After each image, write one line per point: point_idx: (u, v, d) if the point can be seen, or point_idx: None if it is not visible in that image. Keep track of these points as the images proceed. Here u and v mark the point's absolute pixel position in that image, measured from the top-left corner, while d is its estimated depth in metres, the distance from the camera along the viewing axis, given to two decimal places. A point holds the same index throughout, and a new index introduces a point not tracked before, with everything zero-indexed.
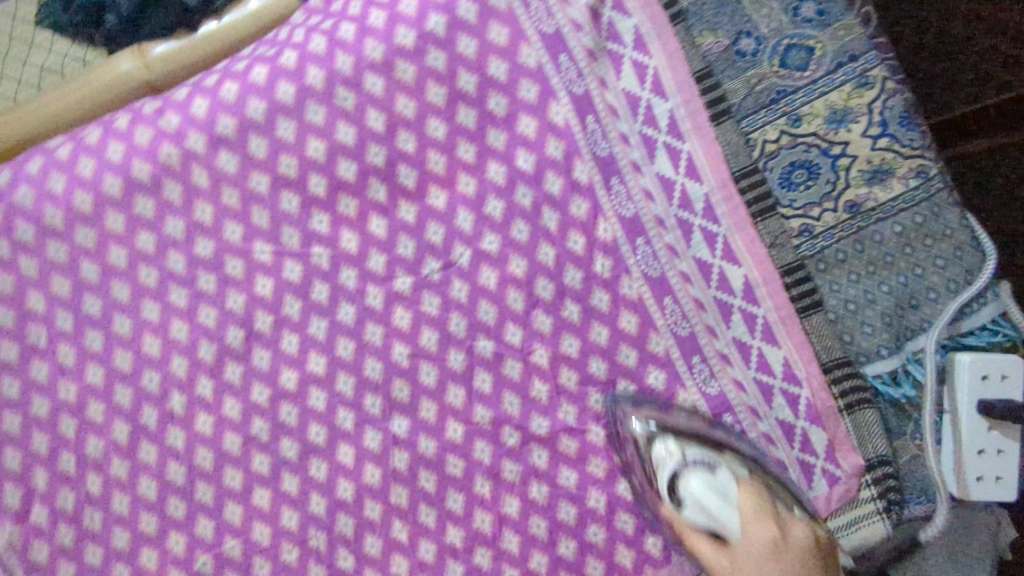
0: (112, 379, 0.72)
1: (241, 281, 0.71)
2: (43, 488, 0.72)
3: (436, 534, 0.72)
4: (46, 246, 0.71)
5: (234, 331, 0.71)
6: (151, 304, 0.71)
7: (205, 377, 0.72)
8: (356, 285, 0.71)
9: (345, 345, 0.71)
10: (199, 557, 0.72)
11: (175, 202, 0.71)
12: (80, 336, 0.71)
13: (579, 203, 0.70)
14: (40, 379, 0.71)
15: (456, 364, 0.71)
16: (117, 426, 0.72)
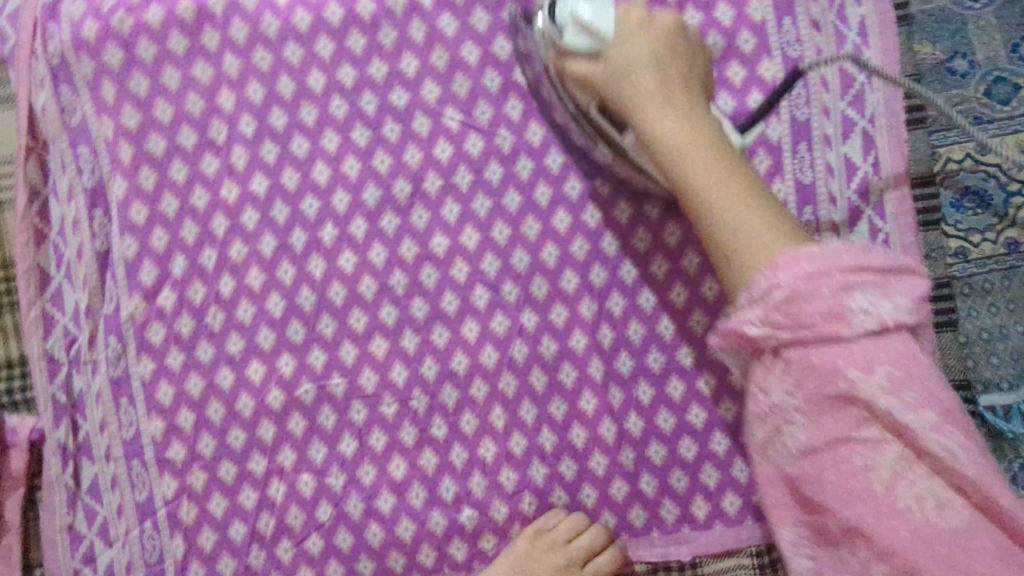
0: (274, 193, 0.74)
1: (425, 139, 0.74)
2: (179, 275, 0.73)
3: (530, 431, 0.74)
4: (251, 52, 0.73)
5: (402, 183, 0.74)
6: (332, 135, 0.74)
7: (361, 219, 0.74)
8: (529, 175, 0.75)
9: (501, 229, 0.75)
10: (303, 386, 0.74)
11: (385, 47, 0.74)
12: (257, 145, 0.74)
13: (761, 158, 0.73)
14: (208, 173, 0.74)
15: (597, 279, 0.75)
16: (265, 238, 0.74)
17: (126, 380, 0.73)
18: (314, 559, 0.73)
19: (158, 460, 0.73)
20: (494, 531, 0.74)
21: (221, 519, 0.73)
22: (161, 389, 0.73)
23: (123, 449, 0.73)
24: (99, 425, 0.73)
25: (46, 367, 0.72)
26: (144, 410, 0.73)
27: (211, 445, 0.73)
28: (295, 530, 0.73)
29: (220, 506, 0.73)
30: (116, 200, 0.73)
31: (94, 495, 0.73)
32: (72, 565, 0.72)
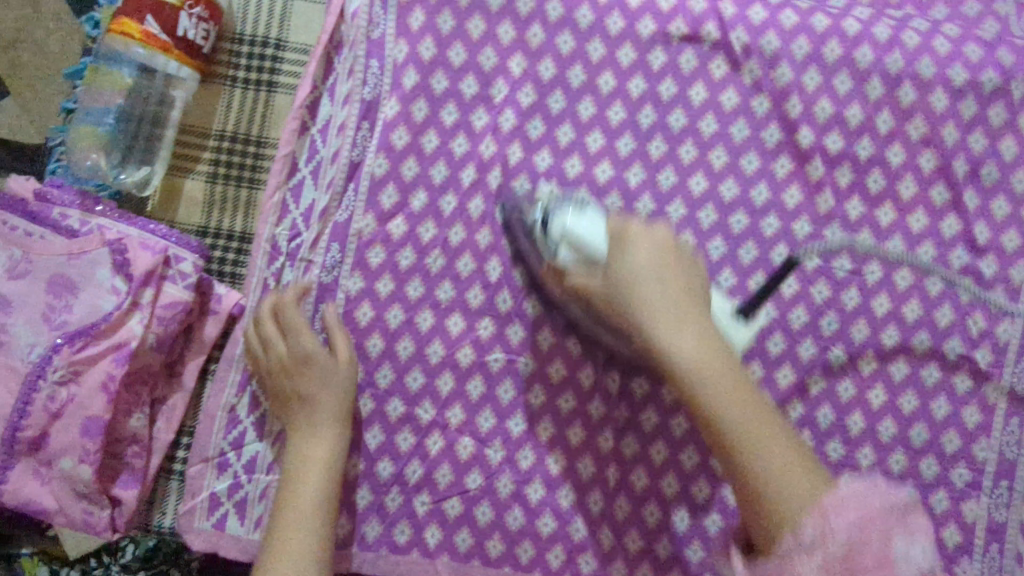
0: (526, 166, 0.75)
1: (685, 166, 0.75)
2: (415, 210, 0.76)
3: (689, 474, 0.74)
4: (557, 31, 0.75)
5: (646, 201, 0.75)
6: (598, 135, 0.75)
7: (597, 221, 0.75)
8: (772, 235, 0.74)
9: (726, 278, 0.74)
10: (494, 354, 0.75)
11: (682, 71, 0.75)
12: (528, 117, 0.75)
13: (998, 294, 0.74)
14: (475, 125, 0.76)
15: (804, 354, 0.74)
16: (503, 206, 0.75)
17: (333, 289, 0.74)
18: (447, 522, 0.74)
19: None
20: (624, 558, 0.73)
21: (373, 451, 0.74)
22: (361, 309, 0.75)
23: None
24: None
25: (266, 249, 0.74)
26: (338, 323, 0.74)
27: (387, 376, 0.75)
28: (438, 486, 0.74)
29: (377, 438, 0.74)
30: (385, 121, 0.75)
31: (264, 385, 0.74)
32: (220, 446, 0.73)
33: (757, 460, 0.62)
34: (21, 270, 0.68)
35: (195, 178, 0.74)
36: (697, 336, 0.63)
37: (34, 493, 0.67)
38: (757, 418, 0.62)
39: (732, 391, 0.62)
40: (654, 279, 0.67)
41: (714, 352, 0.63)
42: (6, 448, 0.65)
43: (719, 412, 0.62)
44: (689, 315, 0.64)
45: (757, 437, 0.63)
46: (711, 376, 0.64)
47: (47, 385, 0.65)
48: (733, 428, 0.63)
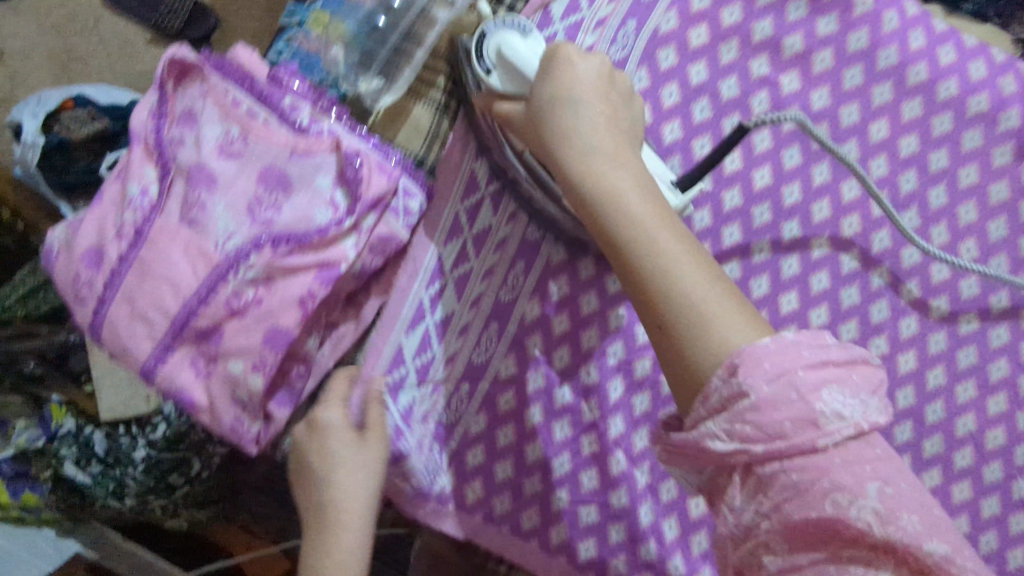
0: (767, 195, 0.70)
1: (932, 248, 0.70)
2: None
3: None
4: (849, 63, 0.69)
5: (882, 270, 0.70)
6: (853, 185, 0.70)
7: (824, 275, 0.70)
8: (998, 347, 0.69)
9: (935, 375, 0.69)
10: None
11: (962, 147, 0.69)
12: (786, 143, 0.70)
13: None
14: (726, 134, 0.70)
15: (988, 477, 0.69)
16: (726, 229, 0.70)
17: (534, 249, 0.69)
18: (579, 527, 0.72)
19: (515, 340, 0.70)
20: None
21: (527, 433, 0.70)
22: (556, 283, 0.69)
23: (492, 306, 0.69)
24: (487, 269, 0.69)
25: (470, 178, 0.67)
26: (530, 287, 0.70)
27: (563, 362, 0.70)
28: (579, 489, 0.71)
29: (534, 420, 0.70)
30: None
31: (440, 328, 0.68)
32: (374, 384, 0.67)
33: (677, 292, 0.42)
34: (235, 150, 0.63)
35: (425, 105, 0.70)
36: (600, 73, 0.50)
37: (186, 383, 0.63)
38: (682, 244, 0.43)
39: (645, 220, 0.43)
40: (640, 224, 0.43)
41: (619, 151, 0.47)
42: (177, 331, 0.62)
43: (604, 204, 0.45)
44: (671, 232, 0.44)
45: (671, 235, 0.44)
46: (649, 217, 0.44)
47: (238, 280, 0.61)
48: (647, 240, 0.43)
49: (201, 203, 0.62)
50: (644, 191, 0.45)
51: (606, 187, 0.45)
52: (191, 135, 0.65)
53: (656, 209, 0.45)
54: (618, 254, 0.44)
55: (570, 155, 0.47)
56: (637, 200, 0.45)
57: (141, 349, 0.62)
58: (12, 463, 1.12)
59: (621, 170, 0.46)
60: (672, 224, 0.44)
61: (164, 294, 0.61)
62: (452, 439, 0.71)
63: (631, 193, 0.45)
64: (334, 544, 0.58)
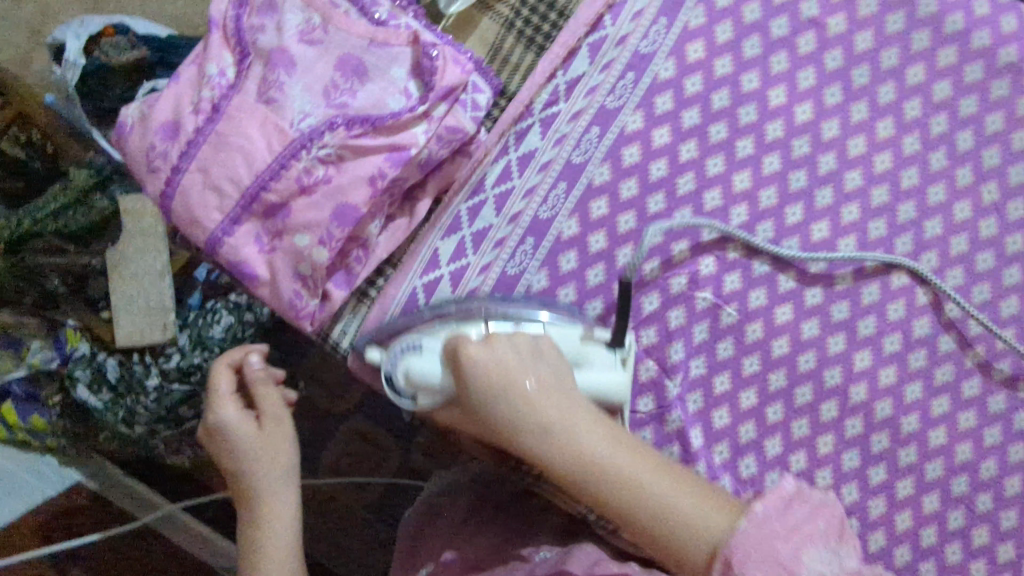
0: (808, 128, 0.75)
1: (959, 187, 0.75)
2: (684, 125, 0.75)
3: (840, 476, 0.74)
4: (892, 10, 0.75)
5: (909, 206, 0.75)
6: (889, 125, 0.75)
7: (855, 208, 0.75)
8: (1012, 285, 0.74)
9: (953, 308, 0.74)
10: (704, 293, 0.75)
11: (992, 95, 0.74)
12: (828, 82, 0.75)
13: None
14: (775, 69, 0.75)
15: (994, 407, 0.74)
16: (767, 159, 0.75)
17: (579, 168, 0.75)
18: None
19: (550, 253, 0.74)
20: None
21: None
22: (596, 202, 0.74)
23: (529, 222, 0.74)
24: (528, 189, 0.75)
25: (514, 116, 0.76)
26: (572, 204, 0.74)
27: (598, 278, 0.74)
28: None
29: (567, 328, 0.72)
30: (686, 27, 0.75)
31: (475, 238, 0.75)
32: (413, 285, 0.73)
33: (585, 473, 0.56)
34: (314, 37, 0.67)
35: (493, 17, 0.76)
36: (525, 347, 0.60)
37: (250, 257, 0.66)
38: (585, 417, 0.58)
39: (566, 447, 0.56)
40: (586, 483, 0.56)
41: (584, 414, 0.58)
42: (247, 203, 0.65)
43: (532, 435, 0.56)
44: (558, 397, 0.58)
45: (615, 469, 0.56)
46: (594, 439, 0.56)
47: (308, 158, 0.64)
48: (575, 459, 0.55)
49: (280, 83, 0.65)
50: (570, 407, 0.58)
51: (616, 488, 0.56)
52: (272, 22, 0.68)
53: (599, 427, 0.58)
54: (584, 473, 0.56)
55: (523, 438, 0.56)
56: (580, 424, 0.57)
57: (210, 219, 0.65)
58: (24, 383, 1.07)
59: (573, 437, 0.56)
60: (498, 373, 0.58)
61: (238, 166, 0.64)
62: None
63: (587, 419, 0.58)
64: (264, 525, 0.64)
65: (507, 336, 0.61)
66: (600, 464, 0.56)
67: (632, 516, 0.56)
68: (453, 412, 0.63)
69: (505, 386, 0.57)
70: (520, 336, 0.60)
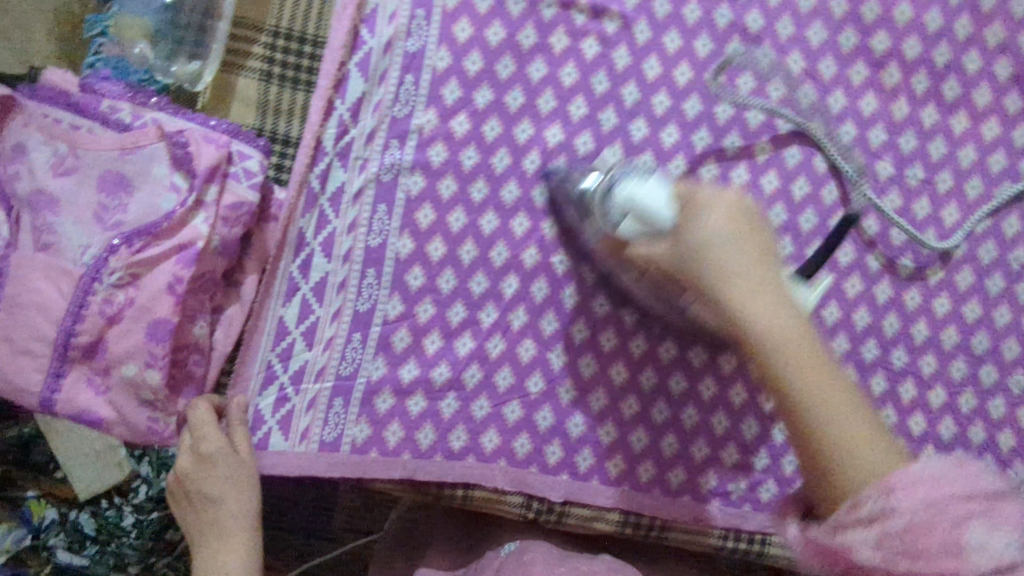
0: (601, 65, 0.73)
1: (762, 70, 0.73)
2: (480, 108, 0.72)
3: (752, 385, 0.73)
4: None
5: (725, 105, 0.72)
6: (675, 36, 0.73)
7: (672, 127, 0.72)
8: (848, 143, 0.73)
9: (801, 185, 0.73)
10: (559, 256, 0.71)
11: None
12: (602, 14, 0.73)
13: None
14: (545, 19, 0.72)
15: (873, 264, 0.74)
16: (574, 110, 0.72)
17: (392, 188, 0.71)
18: (506, 428, 0.71)
19: (394, 279, 0.70)
20: (686, 465, 0.73)
21: (430, 357, 0.70)
22: (421, 212, 0.71)
23: (363, 254, 0.71)
24: (349, 224, 0.71)
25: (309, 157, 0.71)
26: (398, 224, 0.71)
27: (450, 283, 0.70)
28: (497, 391, 0.70)
29: (432, 344, 0.70)
30: (445, 11, 0.71)
31: (317, 291, 0.71)
32: (267, 359, 0.70)
33: (809, 412, 0.52)
34: (66, 167, 0.63)
35: (247, 75, 0.72)
36: (731, 216, 0.53)
37: (89, 403, 0.64)
38: (802, 349, 0.52)
39: (807, 370, 0.52)
40: (788, 371, 0.52)
41: (804, 364, 0.52)
42: (60, 353, 0.62)
43: (769, 350, 0.52)
44: (817, 372, 0.52)
45: (797, 342, 0.52)
46: (861, 428, 0.51)
47: (103, 288, 0.61)
48: (801, 374, 0.52)
49: (48, 225, 0.62)
50: (832, 391, 0.52)
51: (828, 445, 0.51)
52: (19, 166, 0.63)
53: (840, 393, 0.52)
54: (815, 436, 0.52)
55: (724, 290, 0.52)
56: (779, 343, 0.52)
57: (32, 382, 0.62)
58: None
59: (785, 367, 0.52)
60: (764, 300, 0.53)
61: (39, 323, 0.61)
62: (353, 390, 0.69)
63: (797, 346, 0.52)
64: (220, 549, 0.63)
65: (756, 254, 0.53)
66: (803, 389, 0.52)
67: (825, 447, 0.51)
68: (649, 248, 0.56)
69: (708, 278, 0.52)
70: (729, 191, 0.54)
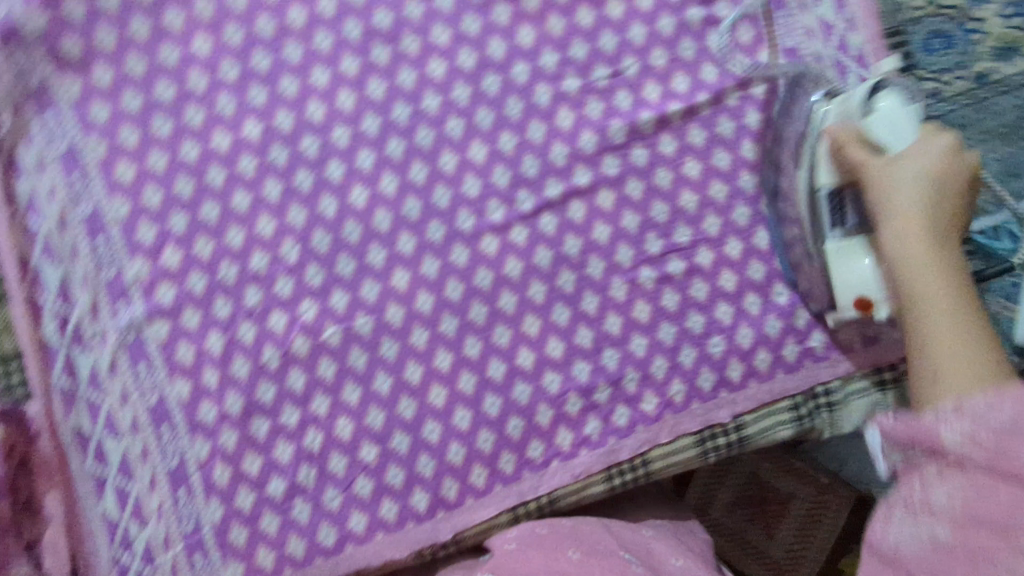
0: (271, 138, 0.72)
1: (415, 58, 0.73)
2: (181, 231, 0.70)
3: (566, 332, 0.74)
4: None
5: (401, 107, 0.73)
6: (321, 70, 0.72)
7: (366, 150, 0.73)
8: (526, 81, 0.74)
9: (507, 139, 0.74)
10: (328, 327, 0.72)
11: None
12: (245, 86, 0.71)
13: (745, 29, 0.76)
14: (195, 124, 0.70)
15: (609, 171, 0.75)
16: (269, 184, 0.72)
17: (141, 344, 0.70)
18: (365, 502, 0.73)
19: (188, 422, 0.71)
20: (541, 437, 0.74)
21: (258, 477, 0.71)
22: (179, 349, 0.70)
23: (149, 416, 0.70)
24: (120, 397, 0.70)
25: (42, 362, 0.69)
26: (164, 371, 0.70)
27: (238, 403, 0.71)
28: (338, 476, 0.72)
29: (253, 465, 0.71)
30: (98, 163, 0.69)
31: (124, 472, 0.71)
32: (113, 553, 0.71)
33: (925, 323, 0.59)
34: None
35: None
36: (944, 149, 0.63)
37: None
38: (945, 290, 0.59)
39: (945, 339, 0.57)
40: (917, 202, 0.61)
41: (927, 247, 0.60)
42: None
43: (885, 215, 0.63)
44: (920, 196, 0.61)
45: (954, 329, 0.58)
46: (958, 349, 0.57)
47: None
48: (918, 316, 0.59)
49: None
50: (927, 278, 0.59)
51: (924, 364, 0.58)
52: None
53: (942, 288, 0.59)
54: (912, 315, 0.60)
55: (898, 174, 0.62)
56: (915, 203, 0.62)
57: None
58: None
59: (917, 213, 0.61)
60: (913, 166, 0.62)
61: None
62: (206, 538, 0.71)
63: (901, 212, 0.62)
64: None
65: (926, 157, 0.62)
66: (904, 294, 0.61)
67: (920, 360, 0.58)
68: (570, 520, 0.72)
69: (879, 172, 0.63)
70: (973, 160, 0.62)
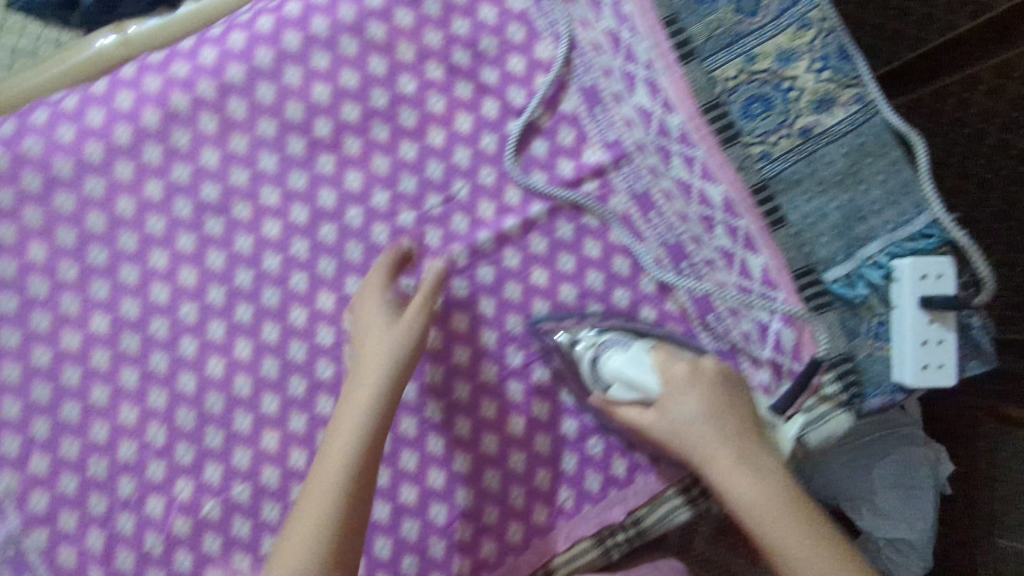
0: (120, 327, 0.74)
1: (248, 222, 0.75)
2: (44, 436, 0.71)
3: (445, 459, 0.75)
4: (52, 195, 0.72)
5: (243, 271, 0.75)
6: (158, 252, 0.74)
7: (216, 320, 0.75)
8: (361, 223, 0.76)
9: (353, 283, 0.76)
10: (207, 503, 0.73)
11: (182, 150, 0.74)
12: (87, 282, 0.73)
13: (566, 131, 0.79)
14: (42, 329, 0.72)
15: (461, 293, 0.77)
16: (124, 372, 0.73)
17: (20, 556, 0.70)
18: None
19: None
20: (439, 568, 0.74)
21: None
22: (60, 553, 0.70)
23: None
24: None
25: None
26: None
27: None
28: None
29: None
30: None
31: None
32: None
33: (748, 508, 0.63)
34: None
35: None
36: (689, 381, 0.69)
37: None
38: (769, 500, 0.62)
39: (769, 517, 0.62)
40: (709, 430, 0.67)
41: (725, 453, 0.66)
42: None
43: (706, 466, 0.66)
44: (704, 408, 0.67)
45: (779, 505, 0.62)
46: (801, 537, 0.60)
47: None
48: (745, 506, 0.63)
49: None
50: (725, 453, 0.66)
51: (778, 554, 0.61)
52: None
53: (751, 477, 0.64)
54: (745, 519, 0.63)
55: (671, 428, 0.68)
56: (718, 443, 0.66)
57: None
58: None
59: (716, 439, 0.66)
60: (674, 381, 0.69)
61: None
62: None
63: (713, 442, 0.66)
64: None
65: (693, 380, 0.69)
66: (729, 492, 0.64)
67: None
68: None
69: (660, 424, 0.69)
70: (718, 364, 0.70)
